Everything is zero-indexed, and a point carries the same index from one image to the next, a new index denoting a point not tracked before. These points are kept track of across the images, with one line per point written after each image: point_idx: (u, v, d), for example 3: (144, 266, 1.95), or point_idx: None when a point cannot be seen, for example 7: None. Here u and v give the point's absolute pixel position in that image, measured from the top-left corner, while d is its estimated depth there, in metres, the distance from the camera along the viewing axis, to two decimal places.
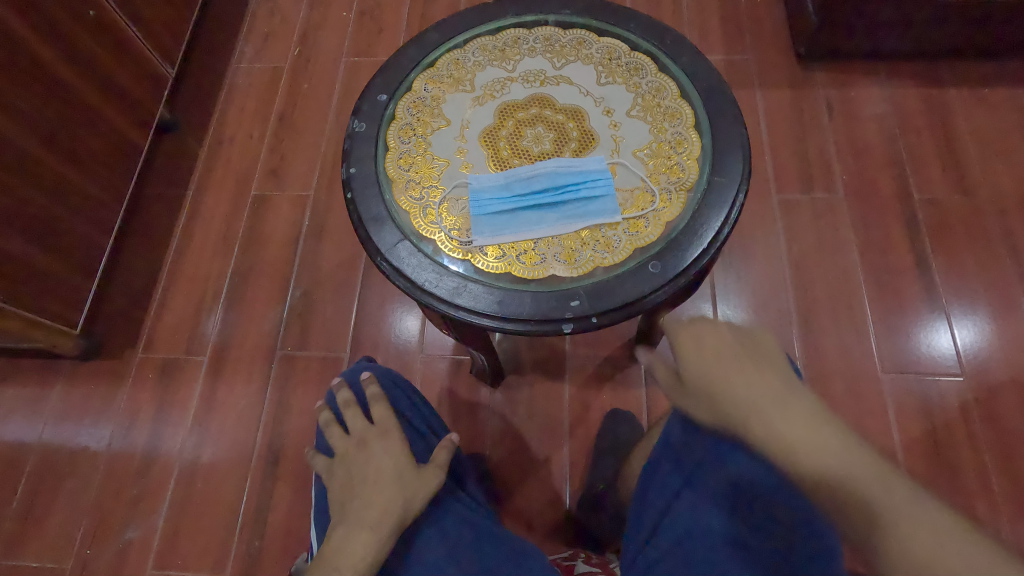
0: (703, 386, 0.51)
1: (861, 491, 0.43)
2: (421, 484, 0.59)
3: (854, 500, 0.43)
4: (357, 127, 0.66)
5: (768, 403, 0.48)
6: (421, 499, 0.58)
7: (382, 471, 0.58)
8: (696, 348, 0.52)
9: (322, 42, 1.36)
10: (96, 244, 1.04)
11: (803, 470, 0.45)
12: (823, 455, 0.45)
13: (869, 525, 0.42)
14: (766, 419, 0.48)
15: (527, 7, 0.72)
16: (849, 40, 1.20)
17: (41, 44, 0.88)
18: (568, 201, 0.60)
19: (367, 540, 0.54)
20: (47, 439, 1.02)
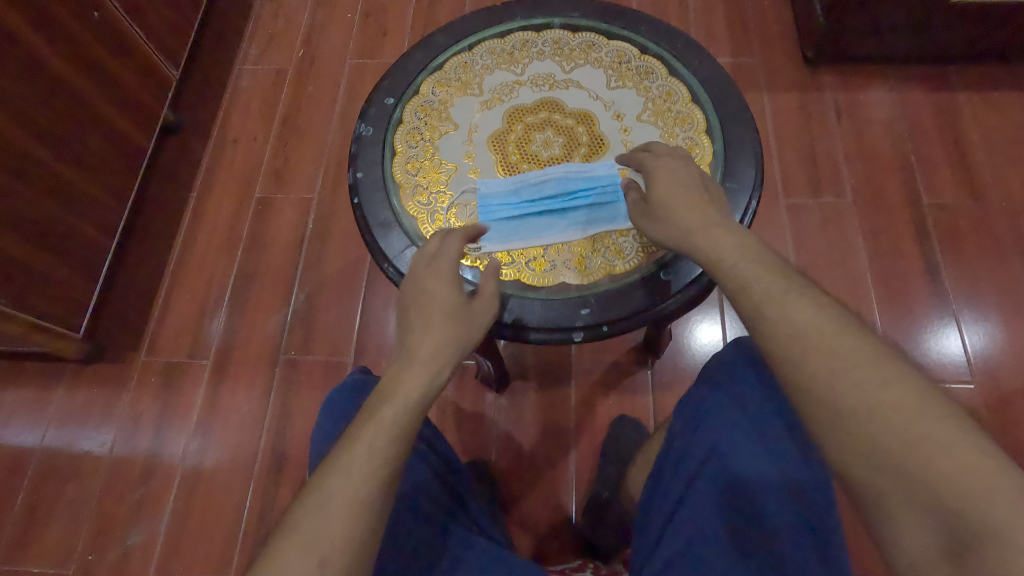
0: (664, 206, 0.51)
1: (843, 380, 0.39)
2: (476, 319, 0.51)
3: (837, 388, 0.39)
4: (363, 131, 0.65)
5: (732, 238, 0.47)
6: (477, 334, 0.51)
7: (432, 308, 0.50)
8: (670, 190, 0.51)
9: (326, 44, 1.35)
10: (99, 247, 1.03)
11: (781, 353, 0.42)
12: (809, 337, 0.41)
13: (842, 404, 0.39)
14: (737, 276, 0.46)
15: (535, 10, 0.72)
16: (858, 44, 1.19)
17: (44, 45, 0.88)
18: (577, 206, 0.59)
19: (420, 379, 0.47)
20: (49, 443, 1.01)
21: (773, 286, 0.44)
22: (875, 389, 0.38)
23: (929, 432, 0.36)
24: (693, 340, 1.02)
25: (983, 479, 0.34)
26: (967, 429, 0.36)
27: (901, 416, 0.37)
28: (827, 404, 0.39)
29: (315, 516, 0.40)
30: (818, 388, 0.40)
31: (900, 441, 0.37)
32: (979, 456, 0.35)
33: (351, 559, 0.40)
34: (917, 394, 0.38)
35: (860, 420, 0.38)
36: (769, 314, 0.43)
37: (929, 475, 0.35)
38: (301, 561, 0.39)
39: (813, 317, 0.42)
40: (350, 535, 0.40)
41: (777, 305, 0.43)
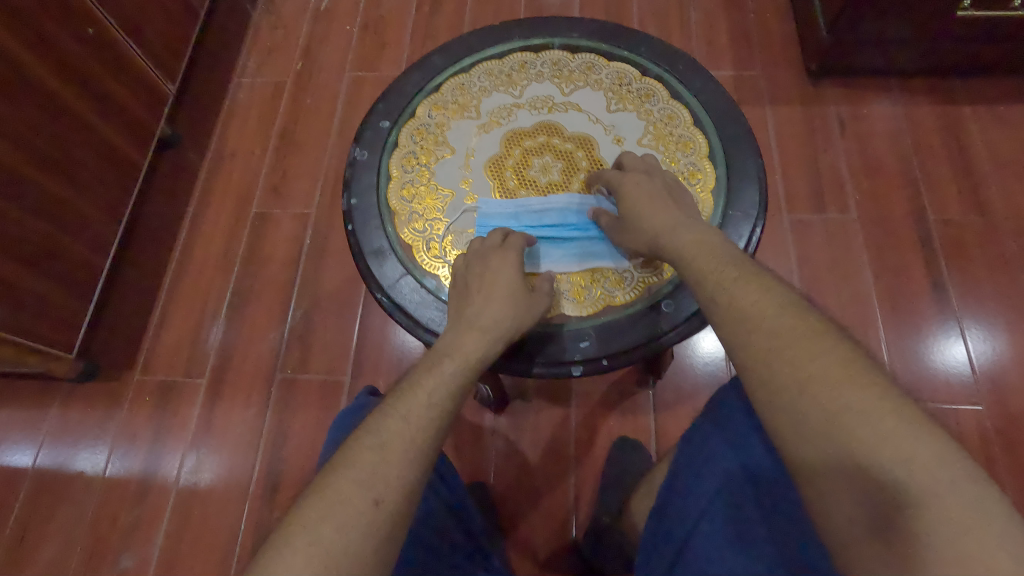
0: (631, 219, 0.54)
1: (782, 361, 0.41)
2: (533, 304, 0.54)
3: (776, 370, 0.41)
4: (358, 155, 0.64)
5: (689, 237, 0.50)
6: (531, 319, 0.53)
7: (490, 285, 0.53)
8: (636, 203, 0.54)
9: (325, 56, 1.34)
10: (93, 265, 1.02)
11: (729, 337, 0.45)
12: (752, 321, 0.44)
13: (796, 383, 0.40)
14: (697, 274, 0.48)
15: (534, 30, 0.70)
16: (862, 57, 1.17)
17: (36, 63, 0.87)
18: (572, 239, 0.59)
19: (477, 347, 0.49)
20: (43, 463, 1.00)
21: (723, 276, 0.47)
22: (809, 368, 0.40)
23: (854, 404, 0.37)
24: (696, 359, 1.00)
25: (906, 449, 0.35)
26: (895, 401, 0.37)
27: (831, 392, 0.38)
28: (768, 386, 0.41)
29: (372, 457, 0.42)
30: (760, 370, 0.42)
31: (829, 416, 0.38)
32: (904, 425, 0.36)
33: (404, 504, 0.41)
34: (849, 369, 0.39)
35: (795, 398, 0.40)
36: (718, 301, 0.46)
37: (856, 448, 0.36)
38: (358, 495, 0.40)
39: (758, 302, 0.45)
40: (406, 478, 0.41)
41: (726, 293, 0.46)
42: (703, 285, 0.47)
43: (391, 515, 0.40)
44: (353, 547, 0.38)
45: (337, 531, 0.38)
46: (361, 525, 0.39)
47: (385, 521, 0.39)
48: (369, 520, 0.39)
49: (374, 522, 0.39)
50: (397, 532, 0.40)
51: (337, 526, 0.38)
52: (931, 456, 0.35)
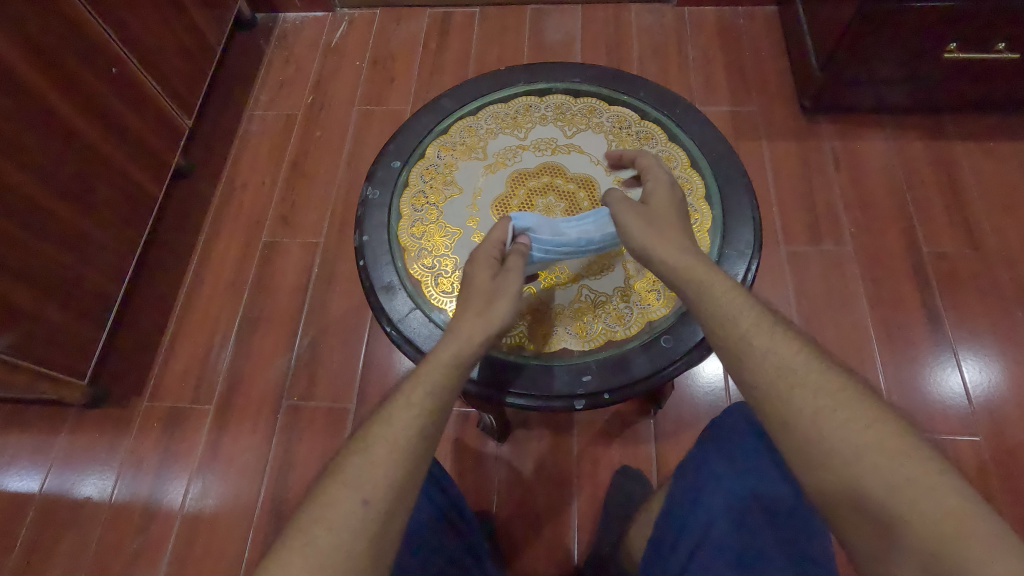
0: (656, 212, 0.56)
1: (832, 425, 0.44)
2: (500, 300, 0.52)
3: (826, 434, 0.44)
4: (371, 193, 0.67)
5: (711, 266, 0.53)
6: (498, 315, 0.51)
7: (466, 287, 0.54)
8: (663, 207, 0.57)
9: (335, 90, 1.39)
10: (107, 293, 1.05)
11: (770, 388, 0.46)
12: (799, 377, 0.46)
13: (847, 455, 0.43)
14: (724, 303, 0.50)
15: (538, 74, 0.74)
16: (853, 94, 1.22)
17: (64, 103, 0.91)
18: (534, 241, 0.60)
19: (457, 344, 0.50)
20: (50, 488, 1.01)
21: (760, 326, 0.49)
22: (862, 437, 0.43)
23: (910, 477, 0.41)
24: (696, 389, 1.02)
25: (956, 524, 0.38)
26: (943, 474, 0.41)
27: (885, 460, 0.42)
28: (816, 444, 0.44)
29: (359, 462, 0.44)
30: (808, 427, 0.44)
31: (888, 482, 0.41)
32: (956, 503, 0.39)
33: (389, 504, 0.43)
34: (897, 440, 0.42)
35: (847, 462, 0.43)
36: (756, 351, 0.48)
37: (910, 516, 0.40)
38: (347, 498, 0.43)
39: (800, 358, 0.47)
40: (392, 480, 0.44)
41: (766, 344, 0.48)
42: (735, 326, 0.49)
43: (378, 515, 0.42)
44: (345, 549, 0.41)
45: (331, 532, 0.41)
46: (351, 526, 0.42)
47: (373, 522, 0.42)
48: (358, 521, 0.42)
49: (363, 522, 0.42)
50: (388, 531, 0.43)
51: (329, 527, 0.41)
52: (980, 534, 0.38)
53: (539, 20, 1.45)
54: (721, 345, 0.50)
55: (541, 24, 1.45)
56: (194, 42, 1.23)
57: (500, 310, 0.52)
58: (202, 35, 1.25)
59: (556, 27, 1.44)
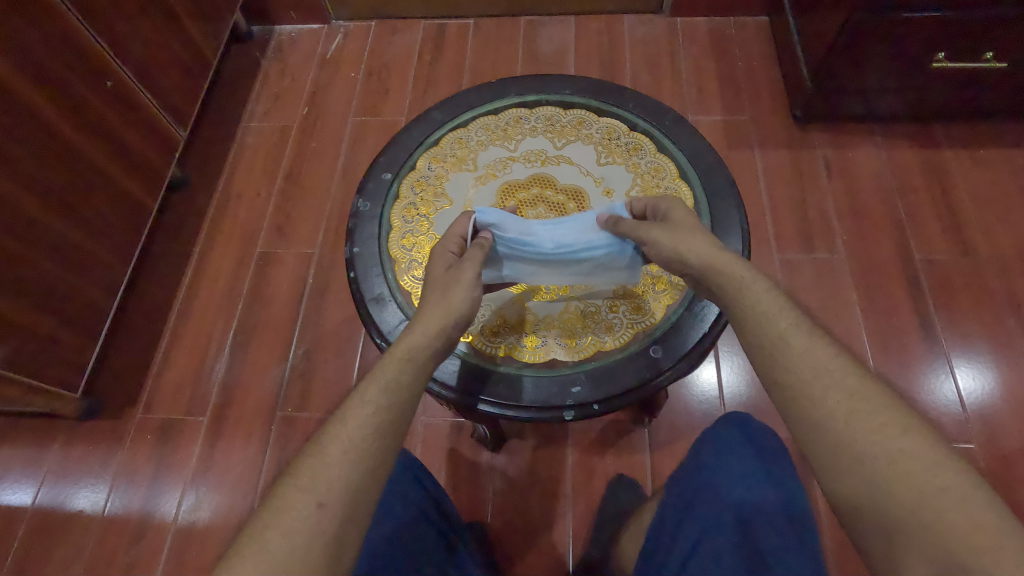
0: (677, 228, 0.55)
1: (867, 428, 0.43)
2: (453, 287, 0.53)
3: (861, 436, 0.42)
4: (361, 206, 0.68)
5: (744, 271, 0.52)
6: (455, 300, 0.52)
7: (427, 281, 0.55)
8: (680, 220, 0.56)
9: (331, 101, 1.40)
10: (101, 305, 1.05)
11: (803, 390, 0.45)
12: (835, 381, 0.45)
13: (881, 459, 0.41)
14: (761, 304, 0.49)
15: (528, 86, 0.75)
16: (844, 103, 1.23)
17: (59, 117, 0.91)
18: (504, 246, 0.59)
19: (415, 337, 0.50)
20: (42, 502, 1.01)
21: (797, 327, 0.48)
22: (897, 442, 0.42)
23: (944, 487, 0.39)
24: (691, 397, 1.02)
25: (990, 538, 0.37)
26: (976, 488, 0.39)
27: (919, 469, 0.40)
28: (845, 449, 0.42)
29: (314, 464, 0.43)
30: (840, 431, 0.43)
31: (919, 492, 0.40)
32: (992, 516, 0.38)
33: (347, 505, 0.42)
34: (935, 453, 0.41)
35: (878, 467, 0.41)
36: (793, 351, 0.47)
37: (945, 529, 0.38)
38: (301, 500, 0.42)
39: (836, 362, 0.46)
40: (348, 479, 0.43)
41: (802, 346, 0.47)
42: (774, 326, 0.48)
43: (333, 518, 0.42)
44: (300, 554, 0.40)
45: (284, 539, 0.40)
46: (305, 530, 0.41)
47: (329, 523, 0.41)
48: (313, 524, 0.41)
49: (318, 525, 0.41)
50: (348, 533, 0.42)
51: (282, 532, 0.41)
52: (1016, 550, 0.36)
53: (532, 31, 1.47)
54: (752, 343, 0.49)
55: (534, 35, 1.46)
56: (190, 55, 1.24)
57: (458, 298, 0.52)
58: (197, 48, 1.26)
59: (550, 38, 1.45)
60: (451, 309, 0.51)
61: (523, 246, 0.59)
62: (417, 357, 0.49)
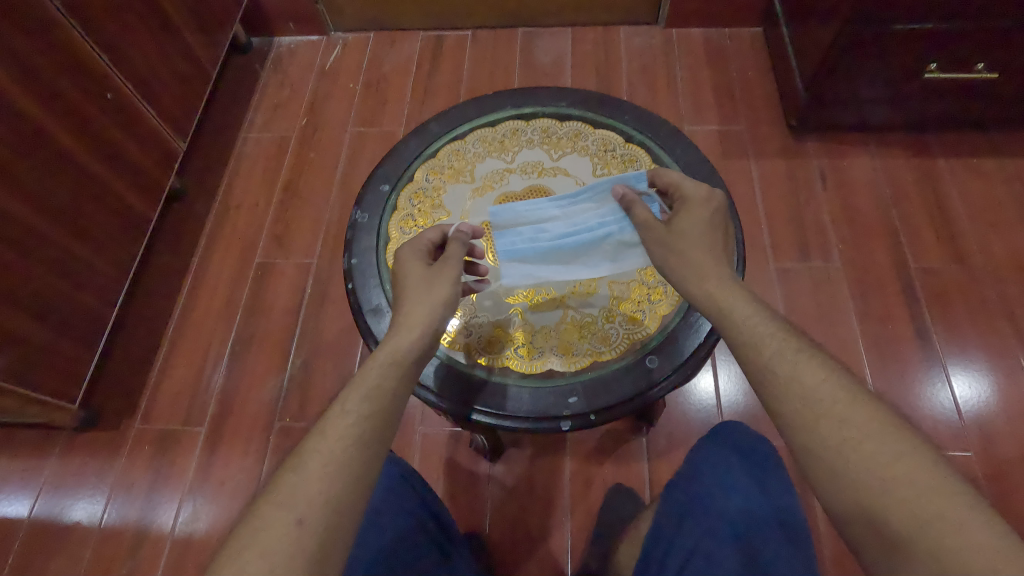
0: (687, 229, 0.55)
1: (859, 454, 0.43)
2: (432, 281, 0.54)
3: (854, 462, 0.43)
4: (360, 217, 0.68)
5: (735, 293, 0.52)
6: (438, 290, 0.54)
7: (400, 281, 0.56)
8: (694, 224, 0.55)
9: (329, 112, 1.41)
10: (99, 315, 1.05)
11: (795, 418, 0.46)
12: (824, 407, 0.45)
13: (875, 484, 0.42)
14: (751, 330, 0.50)
15: (524, 99, 0.76)
16: (838, 113, 1.24)
17: (58, 129, 0.92)
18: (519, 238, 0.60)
19: (395, 342, 0.51)
20: (39, 513, 1.00)
21: (784, 352, 0.49)
22: (891, 466, 0.42)
23: (940, 510, 0.39)
24: (689, 406, 1.02)
25: (992, 560, 0.37)
26: (974, 510, 0.39)
27: (915, 493, 0.40)
28: (840, 476, 0.43)
29: (293, 481, 0.43)
30: (834, 459, 0.44)
31: (915, 518, 0.40)
32: (991, 538, 0.38)
33: (328, 520, 0.42)
34: (931, 476, 0.41)
35: (874, 493, 0.41)
36: (780, 380, 0.47)
37: (943, 556, 0.38)
38: (282, 517, 0.42)
39: (825, 383, 0.46)
40: (328, 492, 0.43)
41: (790, 371, 0.48)
42: (759, 354, 0.49)
43: (314, 532, 0.42)
44: (280, 572, 0.40)
45: (263, 559, 0.40)
46: (286, 548, 0.41)
47: (310, 539, 0.41)
48: (295, 541, 0.41)
49: (299, 542, 0.41)
50: (332, 545, 0.42)
51: (262, 550, 0.40)
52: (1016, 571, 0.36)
53: (529, 43, 1.48)
54: (749, 371, 0.50)
55: (531, 46, 1.47)
56: (189, 67, 1.25)
57: (440, 290, 0.54)
58: (197, 60, 1.27)
59: (547, 49, 1.47)
60: (430, 302, 0.53)
61: (539, 233, 0.60)
62: (401, 362, 0.50)
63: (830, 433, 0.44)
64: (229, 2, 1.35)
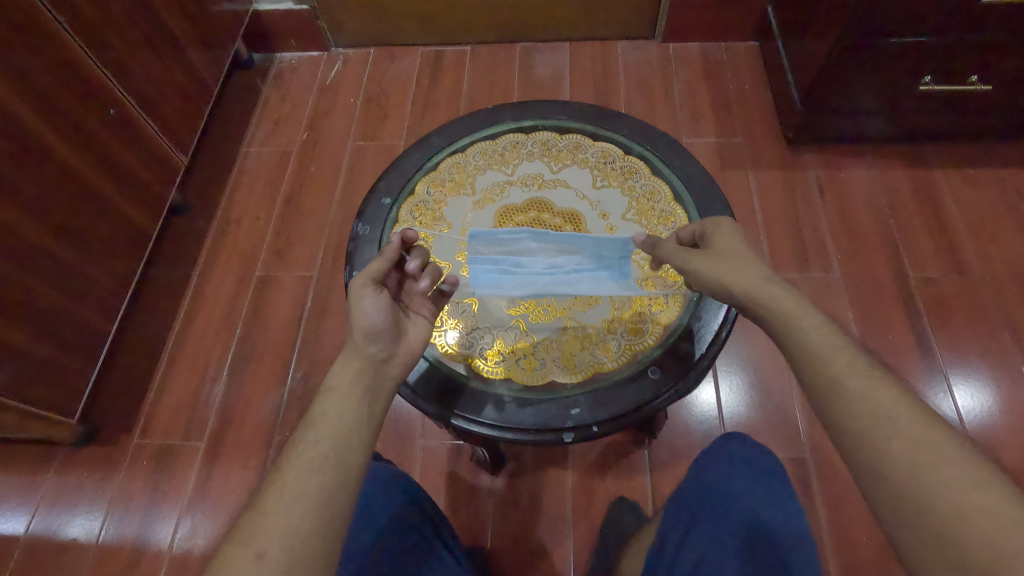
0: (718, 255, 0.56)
1: (935, 478, 0.42)
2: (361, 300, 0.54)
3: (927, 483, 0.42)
4: (361, 230, 0.69)
5: (803, 312, 0.52)
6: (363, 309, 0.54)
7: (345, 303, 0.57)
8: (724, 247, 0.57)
9: (330, 126, 1.42)
10: (99, 330, 1.05)
11: (861, 432, 0.46)
12: (897, 426, 0.45)
13: (950, 508, 0.41)
14: (815, 345, 0.50)
15: (524, 113, 0.77)
16: (835, 125, 1.25)
17: (62, 144, 0.93)
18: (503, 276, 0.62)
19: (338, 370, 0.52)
20: (35, 530, 0.99)
21: (853, 369, 0.49)
22: (971, 494, 0.41)
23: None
24: (691, 417, 1.02)
25: None
26: None
27: (993, 524, 0.40)
28: (914, 499, 0.42)
29: (253, 519, 0.44)
30: (905, 479, 0.43)
31: (994, 551, 0.39)
32: None
33: (291, 551, 0.43)
34: (1009, 505, 0.40)
35: (948, 518, 0.41)
36: (848, 393, 0.47)
37: None
38: (243, 555, 0.42)
39: (899, 403, 0.46)
40: (286, 524, 0.43)
41: (863, 386, 0.47)
42: (827, 367, 0.49)
43: (275, 566, 0.42)
44: None
45: None
46: None
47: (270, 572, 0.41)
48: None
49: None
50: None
51: None
52: None
53: (528, 58, 1.50)
54: (810, 385, 0.50)
55: (530, 61, 1.49)
56: (192, 83, 1.26)
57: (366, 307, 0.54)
58: (199, 76, 1.28)
59: (546, 64, 1.48)
60: (355, 327, 0.53)
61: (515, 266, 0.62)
62: (343, 388, 0.51)
63: (903, 453, 0.44)
64: (231, 19, 1.37)
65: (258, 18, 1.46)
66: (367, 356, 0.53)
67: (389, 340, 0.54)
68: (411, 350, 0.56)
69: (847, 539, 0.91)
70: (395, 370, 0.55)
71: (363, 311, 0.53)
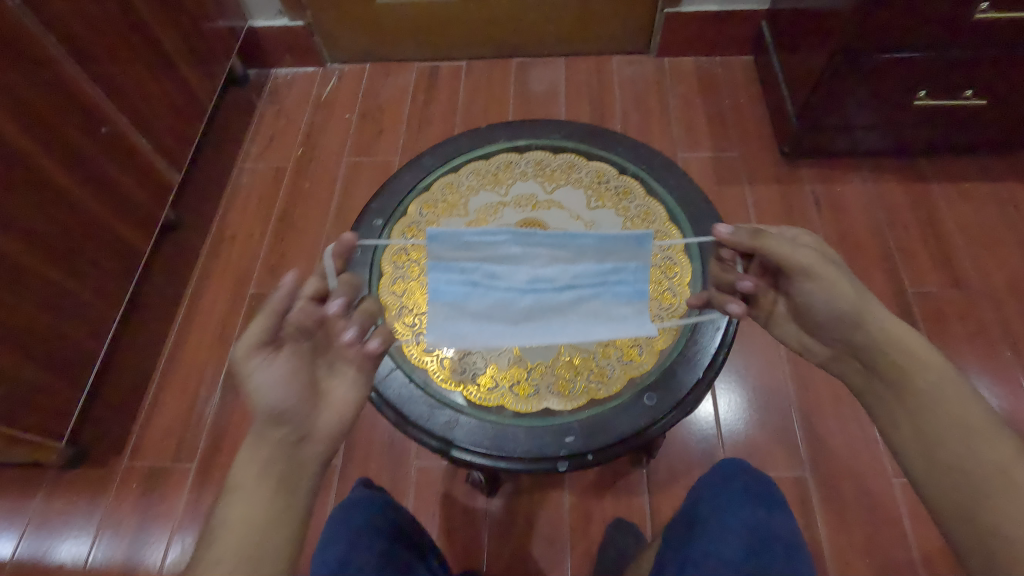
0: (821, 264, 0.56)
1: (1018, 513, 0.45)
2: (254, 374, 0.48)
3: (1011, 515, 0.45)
4: (352, 252, 0.68)
5: (913, 338, 0.53)
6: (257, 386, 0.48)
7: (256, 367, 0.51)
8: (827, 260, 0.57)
9: (325, 142, 1.42)
10: (89, 350, 1.03)
11: (953, 457, 0.49)
12: (993, 459, 0.48)
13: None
14: (918, 372, 0.52)
15: (518, 132, 0.76)
16: (831, 139, 1.25)
17: (52, 164, 0.92)
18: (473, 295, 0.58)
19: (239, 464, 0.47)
20: (21, 555, 0.97)
21: (961, 397, 0.51)
22: None
23: None
24: (690, 435, 1.00)
25: None
26: None
27: None
28: (993, 522, 0.46)
29: None
30: (988, 505, 0.46)
31: None
32: None
33: None
34: None
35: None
36: (947, 419, 0.50)
37: None
38: None
39: (997, 439, 0.49)
40: None
41: (961, 417, 0.50)
42: (931, 391, 0.51)
43: None
44: None
45: None
46: None
47: None
48: None
49: None
50: None
51: None
52: None
53: (524, 72, 1.50)
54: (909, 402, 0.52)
55: (525, 76, 1.49)
56: (186, 100, 1.26)
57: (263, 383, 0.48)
58: (194, 93, 1.28)
59: (541, 79, 1.48)
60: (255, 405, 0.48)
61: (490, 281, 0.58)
62: (248, 485, 0.47)
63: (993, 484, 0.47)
64: (226, 36, 1.37)
65: (253, 34, 1.47)
66: (273, 443, 0.48)
67: (299, 417, 0.49)
68: (334, 424, 0.51)
69: (848, 560, 0.90)
70: (316, 450, 0.50)
71: (259, 387, 0.48)
